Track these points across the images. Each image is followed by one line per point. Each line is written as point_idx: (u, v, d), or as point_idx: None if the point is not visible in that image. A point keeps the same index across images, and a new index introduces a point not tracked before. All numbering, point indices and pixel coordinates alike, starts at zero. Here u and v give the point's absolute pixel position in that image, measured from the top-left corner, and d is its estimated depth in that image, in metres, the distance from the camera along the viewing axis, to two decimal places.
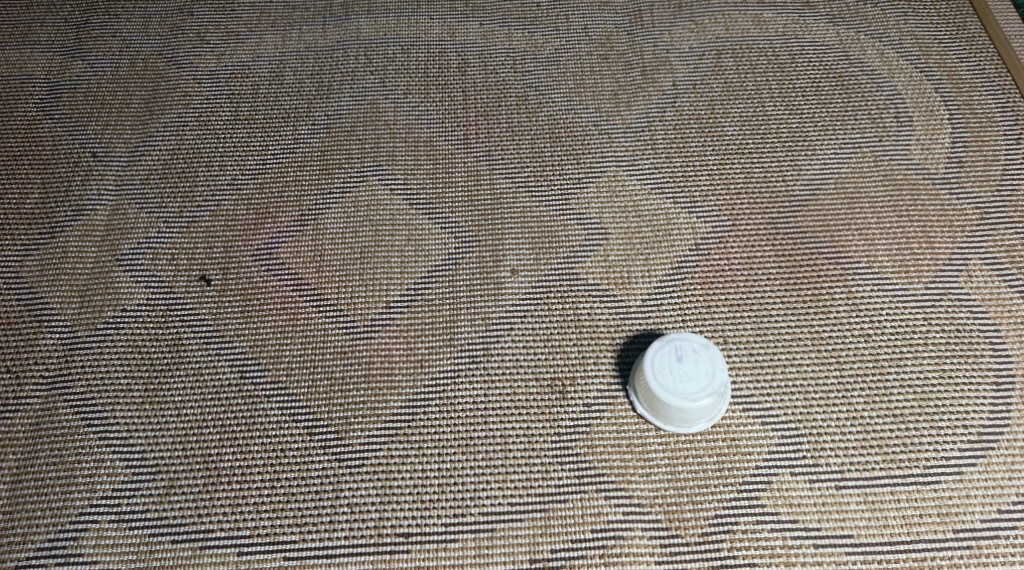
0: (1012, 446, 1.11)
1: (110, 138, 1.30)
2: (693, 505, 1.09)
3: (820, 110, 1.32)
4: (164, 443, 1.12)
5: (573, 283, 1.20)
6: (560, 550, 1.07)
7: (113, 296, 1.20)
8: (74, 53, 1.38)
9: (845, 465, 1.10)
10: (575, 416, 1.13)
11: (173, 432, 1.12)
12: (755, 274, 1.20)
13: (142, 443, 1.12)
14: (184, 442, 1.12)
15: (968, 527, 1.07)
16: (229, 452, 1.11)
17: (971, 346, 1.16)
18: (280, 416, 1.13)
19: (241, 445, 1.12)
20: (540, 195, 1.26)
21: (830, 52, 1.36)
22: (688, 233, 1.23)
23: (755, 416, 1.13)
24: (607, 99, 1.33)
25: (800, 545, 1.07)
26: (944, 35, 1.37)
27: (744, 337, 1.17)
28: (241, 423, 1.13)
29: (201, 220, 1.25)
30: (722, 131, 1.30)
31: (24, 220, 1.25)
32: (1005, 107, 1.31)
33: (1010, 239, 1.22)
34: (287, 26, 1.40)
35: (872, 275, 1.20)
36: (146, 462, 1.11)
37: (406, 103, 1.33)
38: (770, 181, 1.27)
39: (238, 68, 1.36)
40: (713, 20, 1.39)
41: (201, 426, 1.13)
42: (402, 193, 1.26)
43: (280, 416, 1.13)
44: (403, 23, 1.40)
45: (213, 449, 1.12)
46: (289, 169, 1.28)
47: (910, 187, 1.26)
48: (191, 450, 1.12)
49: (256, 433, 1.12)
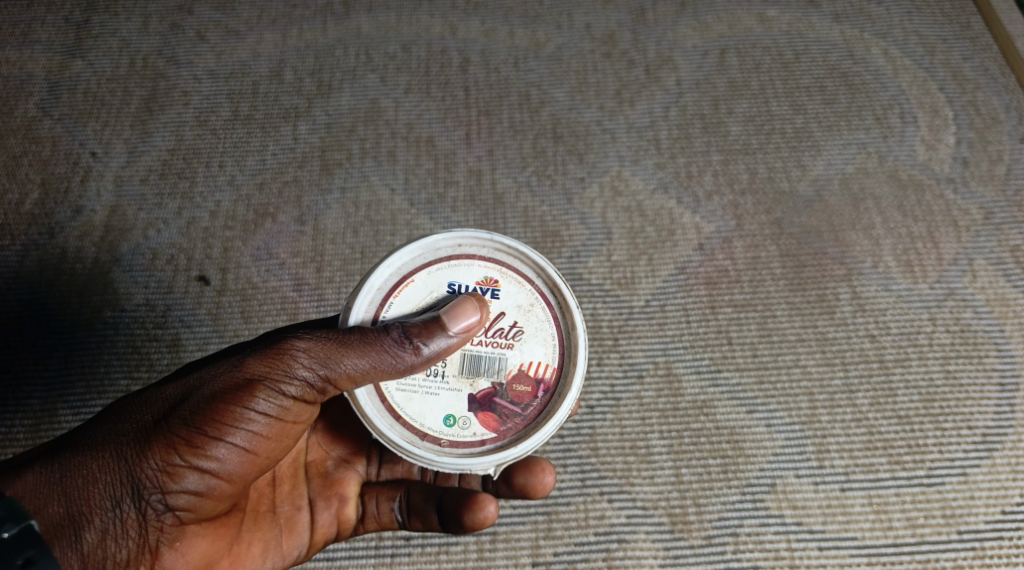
0: (1016, 448, 1.11)
1: (111, 137, 1.29)
2: (697, 507, 1.08)
3: (824, 111, 1.31)
4: (317, 431, 1.02)
5: (576, 282, 1.19)
6: (561, 553, 1.07)
7: (112, 296, 1.19)
8: (74, 52, 1.36)
9: (850, 466, 1.10)
10: (577, 417, 1.12)
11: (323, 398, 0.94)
12: (760, 275, 1.19)
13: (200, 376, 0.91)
14: (291, 347, 0.91)
15: (972, 528, 1.07)
16: (322, 378, 0.91)
17: (975, 347, 1.16)
18: (366, 499, 1.01)
19: (324, 463, 1.02)
20: (541, 195, 1.25)
21: (834, 53, 1.35)
22: (690, 234, 1.22)
23: (761, 418, 1.12)
24: (608, 98, 1.32)
25: (804, 547, 1.07)
26: (948, 34, 1.36)
27: (750, 338, 1.16)
28: (347, 483, 1.02)
29: (201, 220, 1.24)
30: (726, 131, 1.29)
31: (23, 220, 1.23)
32: (1009, 106, 1.30)
33: (1014, 239, 1.22)
34: (287, 24, 1.38)
35: (877, 275, 1.20)
36: (159, 425, 0.89)
37: (406, 102, 1.32)
38: (774, 180, 1.26)
39: (238, 67, 1.35)
40: (716, 19, 1.37)
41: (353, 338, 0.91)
42: (403, 193, 1.25)
43: (436, 508, 0.98)
44: (403, 20, 1.38)
45: (369, 353, 0.91)
46: (289, 168, 1.27)
47: (915, 186, 1.25)
48: (231, 381, 0.90)
49: (418, 351, 0.91)
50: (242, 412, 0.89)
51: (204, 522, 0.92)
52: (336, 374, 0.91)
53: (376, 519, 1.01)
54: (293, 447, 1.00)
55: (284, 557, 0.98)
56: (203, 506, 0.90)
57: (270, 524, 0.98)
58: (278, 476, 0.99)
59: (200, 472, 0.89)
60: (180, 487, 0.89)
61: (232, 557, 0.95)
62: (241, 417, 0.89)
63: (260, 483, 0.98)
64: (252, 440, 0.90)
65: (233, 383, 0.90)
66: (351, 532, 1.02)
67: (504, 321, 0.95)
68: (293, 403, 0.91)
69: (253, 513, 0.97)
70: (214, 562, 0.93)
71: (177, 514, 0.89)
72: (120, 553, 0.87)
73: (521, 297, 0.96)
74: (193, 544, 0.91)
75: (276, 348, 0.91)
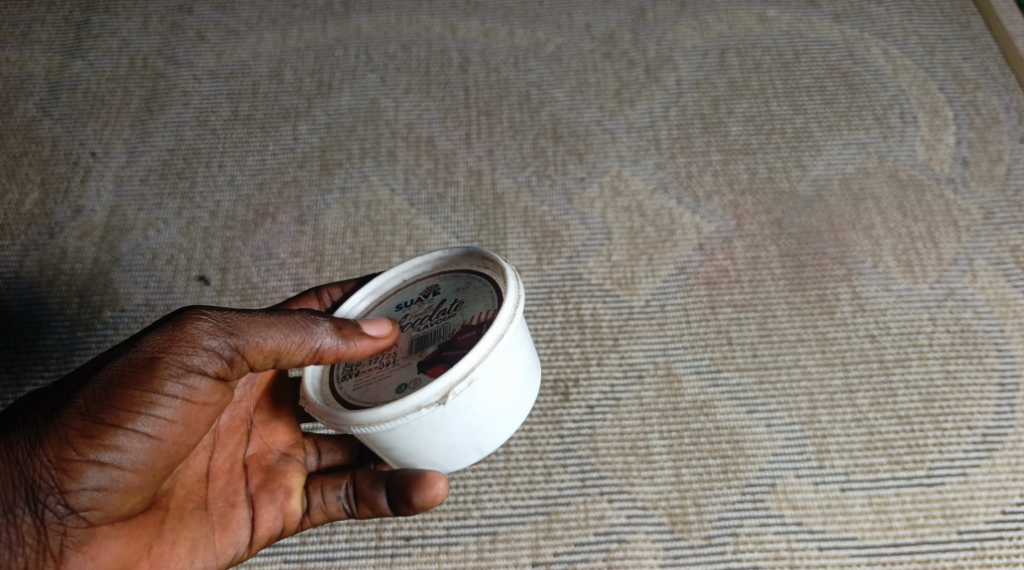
0: (1017, 448, 1.11)
1: (111, 138, 1.29)
2: (697, 508, 1.08)
3: (824, 110, 1.31)
4: (258, 422, 1.00)
5: (576, 282, 1.19)
6: (561, 553, 1.06)
7: (112, 296, 1.19)
8: (74, 52, 1.36)
9: (850, 466, 1.10)
10: (577, 418, 1.12)
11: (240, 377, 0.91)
12: (760, 275, 1.19)
13: (93, 360, 0.86)
14: (196, 320, 0.87)
15: (972, 528, 1.07)
16: (230, 354, 0.88)
17: (975, 346, 1.16)
18: (313, 491, 0.99)
19: (265, 455, 0.99)
20: (542, 195, 1.25)
21: (833, 53, 1.35)
22: (691, 234, 1.22)
23: (761, 418, 1.12)
24: (608, 98, 1.32)
25: (805, 547, 1.07)
26: (947, 34, 1.36)
27: (750, 338, 1.16)
28: (288, 475, 0.99)
29: (201, 221, 1.24)
30: (727, 131, 1.29)
31: (23, 220, 1.23)
32: (1009, 106, 1.30)
33: (1014, 239, 1.21)
34: (287, 24, 1.38)
35: (877, 275, 1.20)
36: (51, 418, 0.84)
37: (406, 102, 1.32)
38: (774, 180, 1.26)
39: (238, 67, 1.35)
40: (716, 20, 1.37)
41: (261, 320, 0.89)
42: (402, 193, 1.25)
43: (385, 488, 0.95)
44: (403, 20, 1.38)
45: (278, 332, 0.89)
46: (289, 168, 1.27)
47: (915, 186, 1.25)
48: (129, 364, 0.85)
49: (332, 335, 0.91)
50: (147, 395, 0.85)
51: (117, 522, 0.88)
52: (245, 345, 0.88)
53: (323, 509, 0.98)
54: (230, 443, 0.98)
55: (218, 556, 0.94)
56: (110, 504, 0.86)
57: (202, 521, 0.94)
58: (209, 472, 0.96)
59: (101, 466, 0.84)
60: (80, 485, 0.84)
61: (153, 560, 0.90)
62: (146, 401, 0.85)
63: (186, 479, 0.94)
64: (159, 425, 0.85)
65: (131, 365, 0.85)
66: (297, 526, 0.99)
67: (445, 302, 0.96)
68: (202, 383, 0.87)
69: (178, 511, 0.92)
70: (131, 565, 0.88)
71: (81, 514, 0.86)
72: (17, 560, 0.84)
73: (457, 281, 0.97)
74: (106, 547, 0.87)
75: (179, 325, 0.87)
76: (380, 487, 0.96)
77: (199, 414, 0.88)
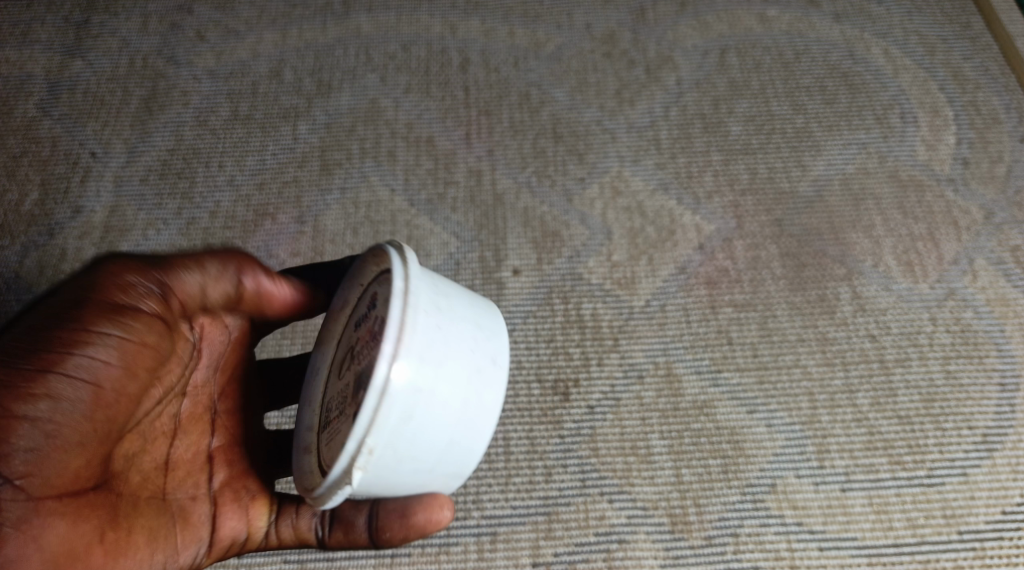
0: (1017, 448, 1.11)
1: (110, 138, 1.29)
2: (698, 508, 1.08)
3: (825, 110, 1.31)
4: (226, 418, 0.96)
5: (576, 282, 1.19)
6: (562, 553, 1.06)
7: None
8: (74, 52, 1.36)
9: (851, 466, 1.10)
10: (577, 418, 1.12)
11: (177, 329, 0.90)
12: (760, 275, 1.19)
13: (22, 317, 0.84)
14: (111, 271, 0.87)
15: (973, 528, 1.07)
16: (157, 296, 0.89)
17: (976, 346, 1.15)
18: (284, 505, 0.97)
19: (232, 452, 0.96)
20: (542, 195, 1.24)
21: (834, 53, 1.35)
22: (691, 234, 1.22)
23: (761, 418, 1.12)
24: (609, 97, 1.32)
25: (805, 548, 1.07)
26: (948, 34, 1.36)
27: (751, 338, 1.16)
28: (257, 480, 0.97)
29: (200, 221, 1.23)
30: (727, 131, 1.29)
31: (23, 220, 1.23)
32: (1009, 106, 1.30)
33: (1014, 239, 1.21)
34: (287, 24, 1.38)
35: (878, 275, 1.19)
36: None
37: (406, 101, 1.31)
38: (775, 180, 1.26)
39: (238, 66, 1.34)
40: (716, 19, 1.37)
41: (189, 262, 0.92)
42: (402, 193, 1.25)
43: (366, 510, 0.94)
44: (403, 20, 1.38)
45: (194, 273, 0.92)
46: (289, 167, 1.27)
47: (916, 186, 1.25)
48: (59, 309, 0.84)
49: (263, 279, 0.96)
50: (82, 345, 0.83)
51: (63, 498, 0.82)
52: (174, 283, 0.90)
53: (292, 528, 0.96)
54: (196, 433, 0.93)
55: (177, 552, 0.90)
56: (50, 467, 0.81)
57: (160, 513, 0.89)
58: (168, 461, 0.91)
59: (41, 424, 0.81)
60: (17, 451, 0.79)
61: (107, 546, 0.84)
62: (80, 341, 0.83)
63: (143, 467, 0.89)
64: (97, 376, 0.83)
65: (62, 316, 0.83)
66: (261, 539, 0.96)
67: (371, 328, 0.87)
68: (139, 326, 0.86)
69: (133, 500, 0.87)
70: (78, 547, 0.82)
71: (21, 487, 0.80)
72: None
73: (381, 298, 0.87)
74: (50, 525, 0.81)
75: (94, 277, 0.87)
76: (362, 509, 0.94)
77: (140, 357, 0.86)
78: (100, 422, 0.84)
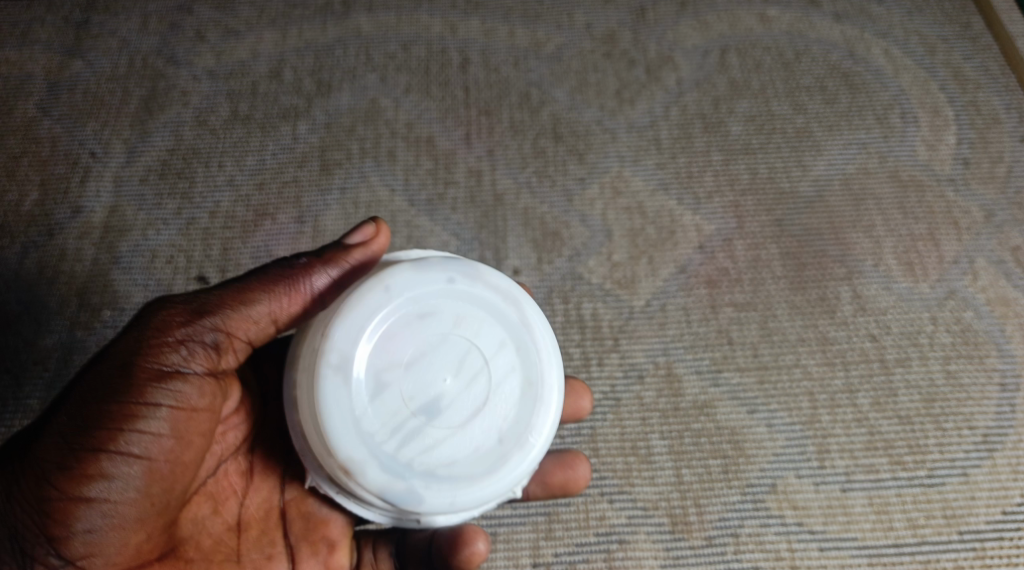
0: (1017, 448, 1.11)
1: (110, 138, 1.29)
2: (698, 508, 1.08)
3: (826, 110, 1.31)
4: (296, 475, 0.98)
5: (576, 282, 1.19)
6: (562, 553, 1.06)
7: (111, 296, 1.19)
8: (73, 52, 1.35)
9: (851, 466, 1.10)
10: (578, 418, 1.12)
11: (228, 374, 0.93)
12: (761, 275, 1.19)
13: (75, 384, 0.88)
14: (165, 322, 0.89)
15: (973, 528, 1.07)
16: (210, 339, 0.91)
17: (976, 347, 1.15)
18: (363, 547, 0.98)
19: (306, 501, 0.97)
20: (541, 195, 1.24)
21: (834, 53, 1.34)
22: (691, 233, 1.22)
23: (761, 418, 1.12)
24: (609, 97, 1.31)
25: (805, 548, 1.07)
26: (949, 34, 1.35)
27: (751, 337, 1.16)
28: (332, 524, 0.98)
29: (200, 220, 1.23)
30: (727, 130, 1.29)
31: (23, 220, 1.23)
32: (1009, 106, 1.30)
33: (1014, 239, 1.21)
34: (286, 24, 1.37)
35: (878, 275, 1.19)
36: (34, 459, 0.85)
37: (406, 101, 1.31)
38: (775, 180, 1.25)
39: (238, 66, 1.34)
40: (716, 19, 1.37)
41: (239, 294, 0.92)
42: (402, 193, 1.25)
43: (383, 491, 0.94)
44: (403, 21, 1.36)
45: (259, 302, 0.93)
46: (288, 167, 1.27)
47: (916, 185, 1.25)
48: (112, 380, 0.87)
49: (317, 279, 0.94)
50: (132, 418, 0.86)
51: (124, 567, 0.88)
52: (234, 319, 0.92)
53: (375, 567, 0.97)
54: (264, 490, 0.97)
55: None
56: (112, 544, 0.86)
57: None
58: (240, 521, 0.95)
59: (94, 501, 0.85)
60: (76, 527, 0.85)
61: None
62: (131, 419, 0.86)
63: (213, 530, 0.94)
64: (146, 448, 0.86)
65: (109, 386, 0.86)
66: None
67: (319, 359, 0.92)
68: (188, 389, 0.88)
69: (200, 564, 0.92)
70: None
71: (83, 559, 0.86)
72: None
73: None
74: None
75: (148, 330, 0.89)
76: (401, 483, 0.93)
77: (190, 424, 0.88)
78: (150, 492, 0.87)
